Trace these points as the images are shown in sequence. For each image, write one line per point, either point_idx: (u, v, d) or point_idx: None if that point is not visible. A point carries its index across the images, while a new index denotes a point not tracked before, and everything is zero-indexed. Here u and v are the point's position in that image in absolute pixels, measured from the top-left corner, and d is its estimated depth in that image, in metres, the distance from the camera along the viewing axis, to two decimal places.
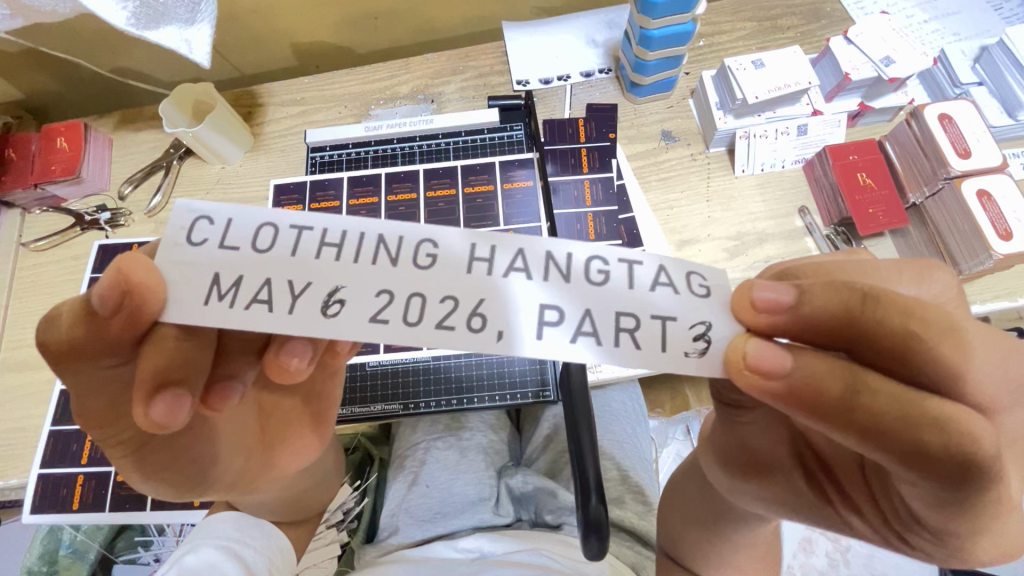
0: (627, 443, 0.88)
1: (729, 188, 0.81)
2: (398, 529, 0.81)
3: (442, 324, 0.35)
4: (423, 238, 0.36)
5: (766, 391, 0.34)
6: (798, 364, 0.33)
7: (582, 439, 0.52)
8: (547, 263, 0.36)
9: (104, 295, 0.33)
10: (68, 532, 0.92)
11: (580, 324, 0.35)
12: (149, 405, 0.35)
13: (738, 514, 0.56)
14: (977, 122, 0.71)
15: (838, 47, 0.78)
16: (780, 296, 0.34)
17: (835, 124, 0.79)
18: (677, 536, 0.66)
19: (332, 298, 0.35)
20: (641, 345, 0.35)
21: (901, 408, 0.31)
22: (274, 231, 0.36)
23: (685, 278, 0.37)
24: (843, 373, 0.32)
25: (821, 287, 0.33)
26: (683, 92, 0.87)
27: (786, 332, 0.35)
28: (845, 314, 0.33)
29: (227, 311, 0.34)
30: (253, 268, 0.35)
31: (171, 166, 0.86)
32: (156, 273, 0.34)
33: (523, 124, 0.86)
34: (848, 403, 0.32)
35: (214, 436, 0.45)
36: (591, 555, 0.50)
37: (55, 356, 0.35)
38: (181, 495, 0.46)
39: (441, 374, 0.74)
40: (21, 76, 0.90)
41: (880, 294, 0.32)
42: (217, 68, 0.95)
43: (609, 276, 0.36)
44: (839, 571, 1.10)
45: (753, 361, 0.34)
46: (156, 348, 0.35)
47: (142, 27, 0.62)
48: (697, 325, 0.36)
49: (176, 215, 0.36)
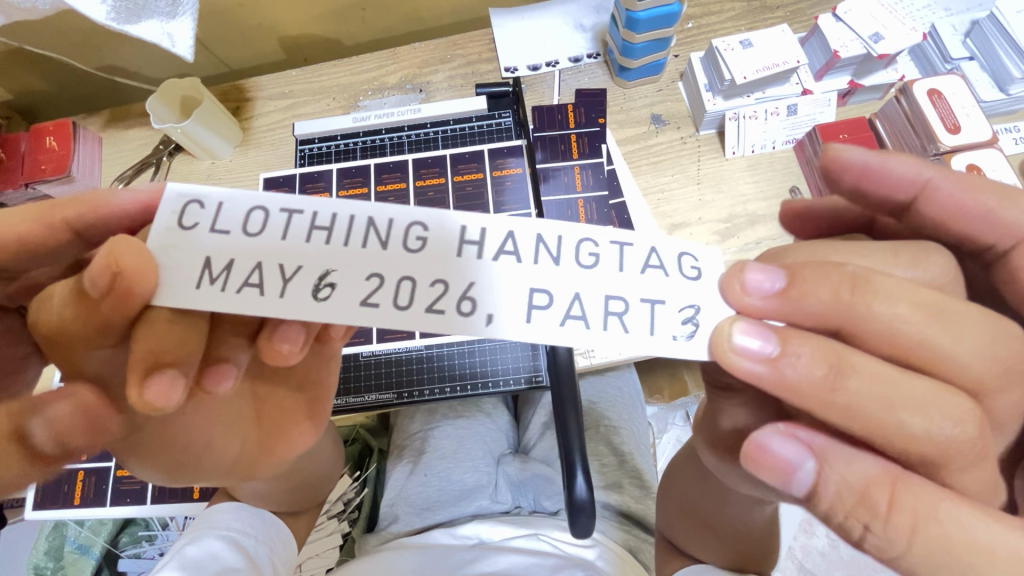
0: (626, 428, 0.89)
1: (720, 171, 0.80)
2: (397, 518, 0.81)
3: (433, 307, 0.35)
4: (413, 221, 0.36)
5: (754, 375, 0.32)
6: (790, 347, 0.32)
7: (568, 416, 0.54)
8: (537, 246, 0.36)
9: (93, 278, 0.33)
10: (73, 527, 0.93)
11: (570, 308, 0.35)
12: (144, 387, 0.33)
13: (734, 494, 0.57)
14: (965, 97, 0.71)
15: (826, 25, 0.77)
16: (768, 280, 0.34)
17: (825, 103, 0.79)
18: (676, 520, 0.66)
19: (323, 282, 0.35)
20: (629, 328, 0.35)
21: (882, 388, 0.31)
22: (265, 214, 0.36)
23: (677, 260, 0.37)
24: (828, 356, 0.31)
25: (813, 270, 0.33)
26: (672, 75, 0.86)
27: (775, 317, 0.34)
28: (834, 300, 0.33)
29: (219, 294, 0.34)
30: (244, 252, 0.36)
31: (161, 163, 0.86)
32: (146, 255, 0.34)
33: (512, 111, 0.85)
34: (832, 384, 0.31)
35: (211, 423, 0.46)
36: (580, 535, 0.51)
37: (51, 336, 0.36)
38: (174, 478, 0.48)
39: (435, 364, 0.74)
40: (8, 76, 0.90)
41: (866, 278, 0.32)
42: (204, 63, 0.95)
43: (599, 259, 0.37)
44: (838, 551, 1.19)
45: (739, 344, 0.33)
46: (148, 329, 0.35)
47: (123, 20, 0.61)
48: (686, 308, 0.36)
49: (168, 199, 0.36)
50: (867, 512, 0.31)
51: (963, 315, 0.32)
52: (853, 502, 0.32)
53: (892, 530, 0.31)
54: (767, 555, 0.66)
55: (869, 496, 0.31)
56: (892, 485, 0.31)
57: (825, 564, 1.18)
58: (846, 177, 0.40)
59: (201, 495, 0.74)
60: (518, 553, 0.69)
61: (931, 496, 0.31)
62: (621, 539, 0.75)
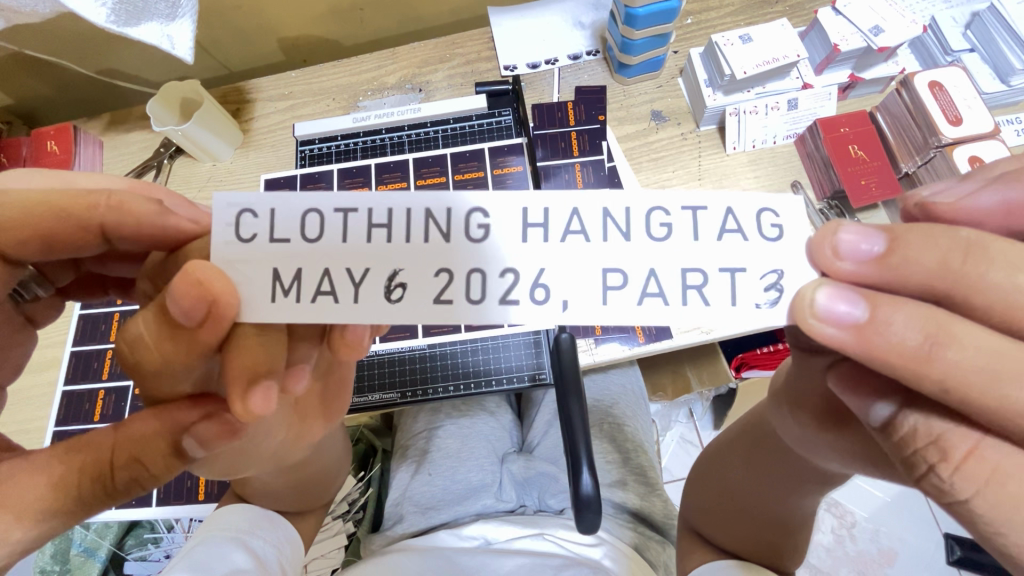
0: (630, 423, 0.89)
1: (721, 166, 0.80)
2: (402, 519, 0.81)
3: (506, 299, 0.34)
4: (474, 208, 0.34)
5: (834, 341, 0.30)
6: (881, 313, 0.29)
7: (571, 406, 0.55)
8: (605, 221, 0.34)
9: (187, 309, 0.32)
10: (78, 532, 0.94)
11: (646, 285, 0.33)
12: (246, 398, 0.35)
13: (786, 474, 0.57)
14: (967, 88, 0.71)
15: (827, 18, 0.77)
16: (865, 243, 0.30)
17: (825, 97, 0.78)
18: (710, 506, 0.65)
19: (393, 282, 0.33)
20: (710, 301, 0.33)
21: (987, 359, 0.28)
22: (320, 216, 0.34)
23: (756, 219, 0.34)
24: (925, 323, 0.29)
25: (919, 234, 0.30)
26: (672, 71, 0.86)
27: (870, 283, 0.31)
28: (941, 267, 0.29)
29: (295, 306, 0.33)
30: (308, 259, 0.33)
31: (162, 165, 0.86)
32: (224, 276, 0.33)
33: (511, 109, 0.85)
34: (927, 354, 0.29)
35: (271, 426, 0.46)
36: (585, 530, 0.51)
37: (147, 370, 0.36)
38: (227, 473, 0.49)
39: (445, 361, 0.74)
40: (9, 81, 0.90)
41: (982, 245, 0.29)
42: (204, 65, 0.95)
43: (672, 229, 0.34)
44: (844, 546, 1.20)
45: (824, 309, 0.30)
46: (239, 348, 0.35)
47: (123, 23, 0.62)
48: (768, 274, 0.34)
49: (217, 210, 0.33)
50: (937, 452, 0.31)
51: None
52: (926, 440, 0.32)
53: (962, 478, 0.30)
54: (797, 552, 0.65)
55: (944, 441, 0.31)
56: (974, 441, 0.30)
57: (831, 560, 1.19)
58: (989, 222, 0.34)
59: (207, 497, 0.74)
60: (522, 555, 0.69)
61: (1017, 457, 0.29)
62: (629, 538, 0.75)
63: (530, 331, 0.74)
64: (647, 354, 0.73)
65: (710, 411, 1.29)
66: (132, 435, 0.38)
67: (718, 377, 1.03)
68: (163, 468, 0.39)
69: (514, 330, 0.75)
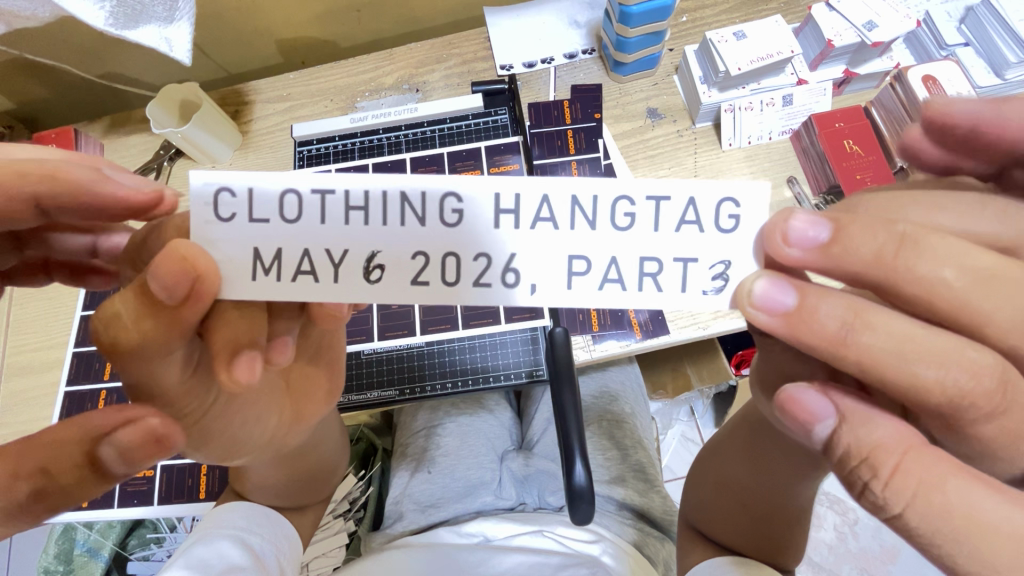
0: (630, 420, 0.89)
1: (716, 163, 0.81)
2: (402, 516, 0.82)
3: (479, 281, 0.35)
4: (447, 192, 0.33)
5: (767, 326, 0.32)
6: (808, 301, 0.31)
7: (565, 395, 0.56)
8: (573, 209, 0.34)
9: (168, 286, 0.32)
10: (81, 531, 0.95)
11: (607, 272, 0.34)
12: (231, 368, 0.36)
13: (780, 461, 0.58)
14: (961, 81, 0.71)
15: (821, 15, 0.77)
16: (813, 233, 0.30)
17: (820, 92, 0.79)
18: (706, 500, 0.66)
19: (371, 264, 0.34)
20: (663, 288, 0.35)
21: (897, 342, 0.30)
22: (297, 198, 0.34)
23: (715, 209, 0.33)
24: (844, 313, 0.30)
25: (859, 223, 0.30)
26: (667, 69, 0.86)
27: (814, 269, 0.31)
28: (876, 258, 0.30)
29: (276, 286, 0.34)
30: (288, 239, 0.34)
31: (162, 168, 0.87)
32: (209, 257, 0.34)
33: (508, 108, 0.85)
34: (841, 339, 0.30)
35: (259, 415, 0.46)
36: (581, 521, 0.51)
37: (123, 352, 0.35)
38: (222, 462, 0.48)
39: (441, 358, 0.74)
40: (9, 84, 0.91)
41: (915, 237, 0.30)
42: (203, 68, 0.96)
43: (635, 219, 0.34)
44: (846, 543, 1.19)
45: (759, 299, 0.31)
46: (223, 319, 0.37)
47: (120, 26, 0.62)
48: (717, 265, 0.34)
49: (195, 190, 0.34)
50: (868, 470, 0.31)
51: (1019, 281, 0.30)
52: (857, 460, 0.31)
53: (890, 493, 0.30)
54: (796, 550, 0.65)
55: (873, 459, 0.31)
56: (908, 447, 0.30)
57: (834, 557, 1.19)
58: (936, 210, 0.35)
59: (207, 495, 0.75)
60: (524, 552, 0.69)
61: (940, 470, 0.29)
62: (630, 535, 0.75)
63: (529, 328, 0.74)
64: (646, 351, 0.74)
65: (712, 409, 1.29)
66: (47, 442, 0.37)
67: (718, 374, 1.03)
68: (72, 481, 0.37)
69: (513, 327, 0.75)
